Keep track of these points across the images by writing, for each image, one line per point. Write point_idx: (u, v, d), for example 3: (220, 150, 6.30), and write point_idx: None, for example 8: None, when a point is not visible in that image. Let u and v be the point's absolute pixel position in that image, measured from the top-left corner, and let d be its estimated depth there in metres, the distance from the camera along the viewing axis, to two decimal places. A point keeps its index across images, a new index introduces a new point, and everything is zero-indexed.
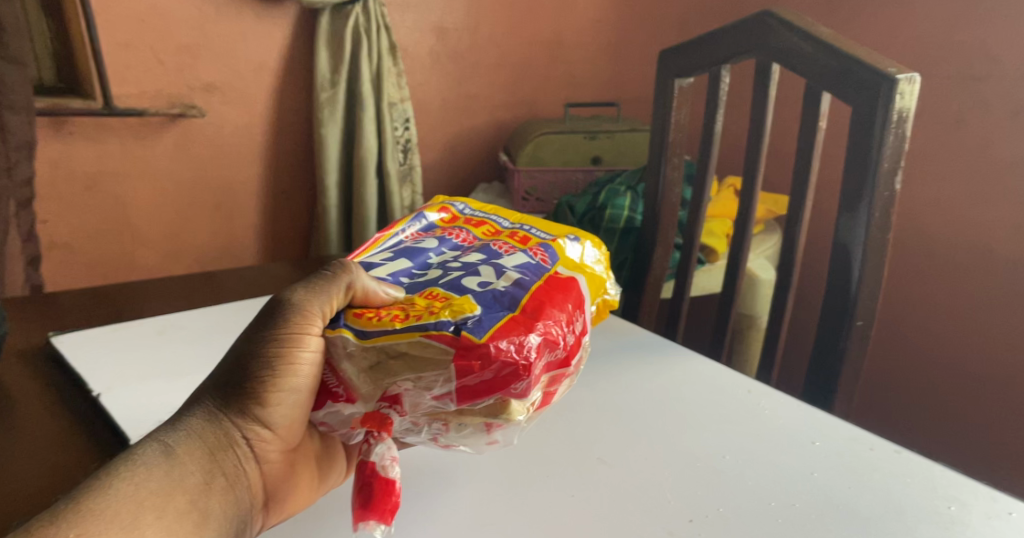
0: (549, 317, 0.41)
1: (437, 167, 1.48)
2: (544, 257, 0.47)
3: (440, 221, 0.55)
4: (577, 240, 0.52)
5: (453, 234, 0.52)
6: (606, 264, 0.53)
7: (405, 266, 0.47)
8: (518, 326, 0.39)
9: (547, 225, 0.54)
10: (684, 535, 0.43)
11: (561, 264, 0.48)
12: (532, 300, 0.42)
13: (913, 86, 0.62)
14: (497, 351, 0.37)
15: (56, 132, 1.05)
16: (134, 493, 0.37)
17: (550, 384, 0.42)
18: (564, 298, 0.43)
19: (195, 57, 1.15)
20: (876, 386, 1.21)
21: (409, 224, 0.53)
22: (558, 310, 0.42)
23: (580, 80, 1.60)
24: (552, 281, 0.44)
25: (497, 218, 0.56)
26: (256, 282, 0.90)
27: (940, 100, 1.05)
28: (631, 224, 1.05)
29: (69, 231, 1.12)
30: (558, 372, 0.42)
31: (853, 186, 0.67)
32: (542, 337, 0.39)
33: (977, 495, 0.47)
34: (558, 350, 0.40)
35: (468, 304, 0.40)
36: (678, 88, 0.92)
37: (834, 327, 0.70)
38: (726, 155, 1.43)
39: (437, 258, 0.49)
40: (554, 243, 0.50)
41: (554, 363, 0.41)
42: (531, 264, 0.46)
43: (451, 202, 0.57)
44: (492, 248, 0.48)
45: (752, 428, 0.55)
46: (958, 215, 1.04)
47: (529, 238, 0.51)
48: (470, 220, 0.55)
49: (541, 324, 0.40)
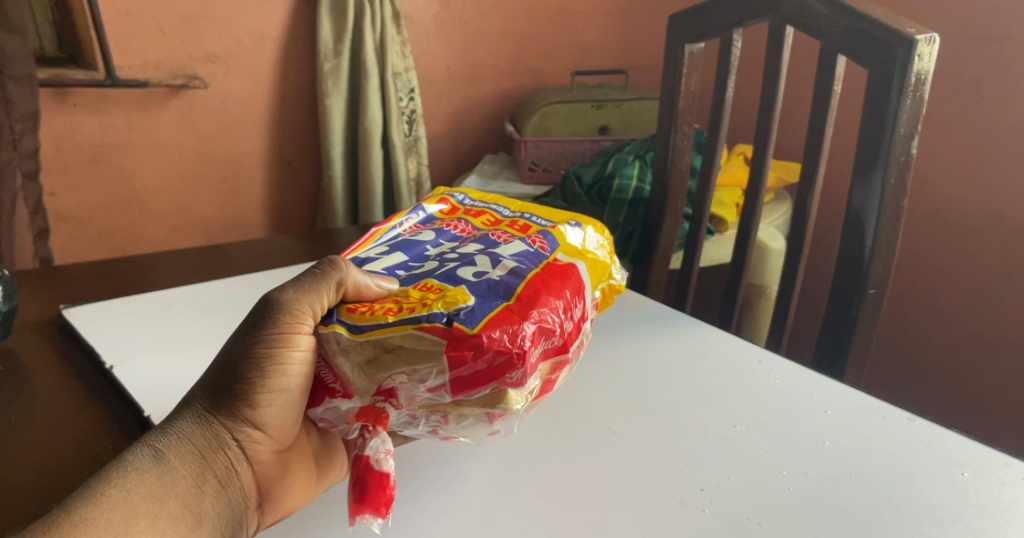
0: (545, 305, 0.40)
1: (442, 138, 1.47)
2: (542, 245, 0.46)
3: (439, 213, 0.54)
4: (578, 225, 0.50)
5: (452, 226, 0.52)
6: (607, 249, 0.52)
7: (400, 259, 0.47)
8: (512, 315, 0.39)
9: (548, 212, 0.53)
10: (695, 504, 0.43)
11: (560, 251, 0.47)
12: (528, 288, 0.41)
13: (932, 47, 0.61)
14: (490, 340, 0.37)
15: (61, 103, 1.05)
16: (126, 500, 0.37)
17: (551, 369, 0.41)
18: (562, 285, 0.42)
19: (196, 26, 1.13)
20: (888, 354, 1.21)
21: (407, 217, 0.52)
22: (554, 297, 0.41)
23: (588, 47, 1.57)
24: (550, 269, 0.44)
25: (497, 207, 0.55)
26: (261, 254, 0.90)
27: (958, 63, 1.02)
28: (639, 194, 1.04)
29: (77, 203, 1.12)
30: (557, 358, 0.41)
31: (868, 152, 0.66)
32: (537, 326, 0.39)
33: (996, 464, 0.47)
34: (554, 338, 0.40)
35: (462, 295, 0.39)
36: (688, 54, 0.90)
37: (847, 294, 0.69)
38: (736, 124, 1.41)
39: (434, 250, 0.48)
40: (554, 230, 0.49)
41: (552, 350, 0.40)
42: (528, 252, 0.45)
43: (450, 193, 0.57)
44: (491, 238, 0.48)
45: (763, 395, 0.55)
46: (973, 182, 1.03)
47: (529, 226, 0.50)
48: (469, 211, 0.54)
49: (537, 312, 0.39)
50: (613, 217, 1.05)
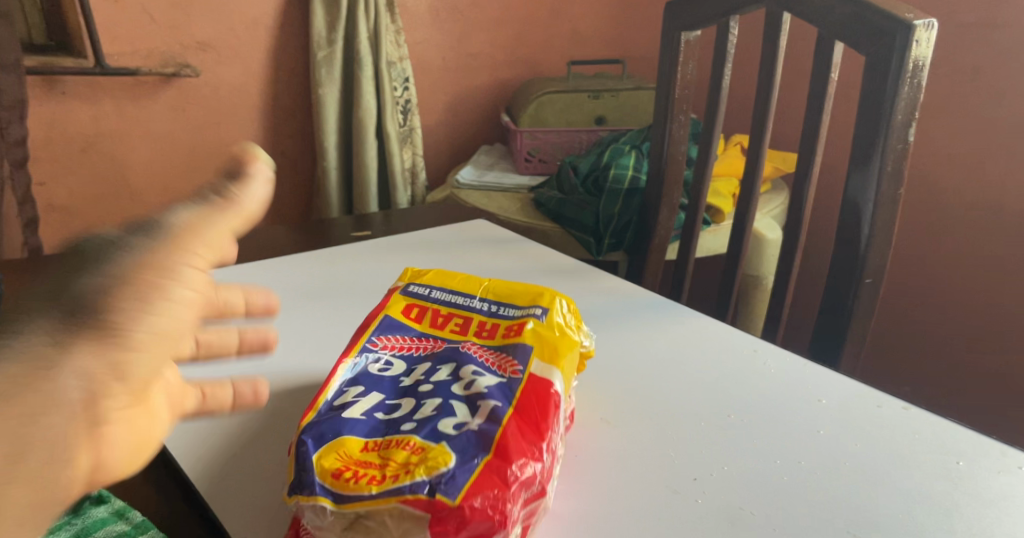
0: (528, 456, 0.35)
1: (438, 129, 1.45)
2: (515, 370, 0.41)
3: (406, 317, 0.48)
4: (547, 309, 0.46)
5: (423, 344, 0.45)
6: (578, 322, 0.48)
7: (377, 400, 0.39)
8: (494, 479, 0.33)
9: (515, 298, 0.49)
10: (687, 493, 0.43)
11: (537, 360, 0.42)
12: (507, 437, 0.36)
13: (931, 32, 0.60)
14: (473, 512, 0.31)
15: (50, 91, 1.03)
16: None
17: (533, 516, 0.36)
18: (543, 429, 0.37)
19: (187, 13, 1.11)
20: (885, 344, 1.21)
21: (374, 334, 0.45)
22: (537, 447, 0.36)
23: (584, 36, 1.56)
24: (527, 406, 0.38)
25: (465, 299, 0.49)
26: (254, 244, 0.89)
27: (956, 51, 1.02)
28: (635, 184, 1.03)
29: (67, 193, 1.11)
30: (539, 499, 0.36)
31: (866, 140, 0.65)
32: (519, 485, 0.34)
33: (991, 452, 0.47)
34: (534, 486, 0.35)
35: (443, 455, 0.33)
36: (684, 41, 0.89)
37: (844, 283, 0.68)
38: (733, 114, 1.40)
39: (408, 379, 0.42)
40: (528, 332, 0.44)
41: (532, 498, 0.35)
42: (503, 384, 0.40)
43: (409, 290, 0.50)
44: (469, 358, 0.43)
45: (758, 385, 0.55)
46: (971, 170, 1.02)
47: (507, 330, 0.46)
48: (439, 311, 0.49)
49: (519, 459, 0.34)
50: (608, 207, 1.03)
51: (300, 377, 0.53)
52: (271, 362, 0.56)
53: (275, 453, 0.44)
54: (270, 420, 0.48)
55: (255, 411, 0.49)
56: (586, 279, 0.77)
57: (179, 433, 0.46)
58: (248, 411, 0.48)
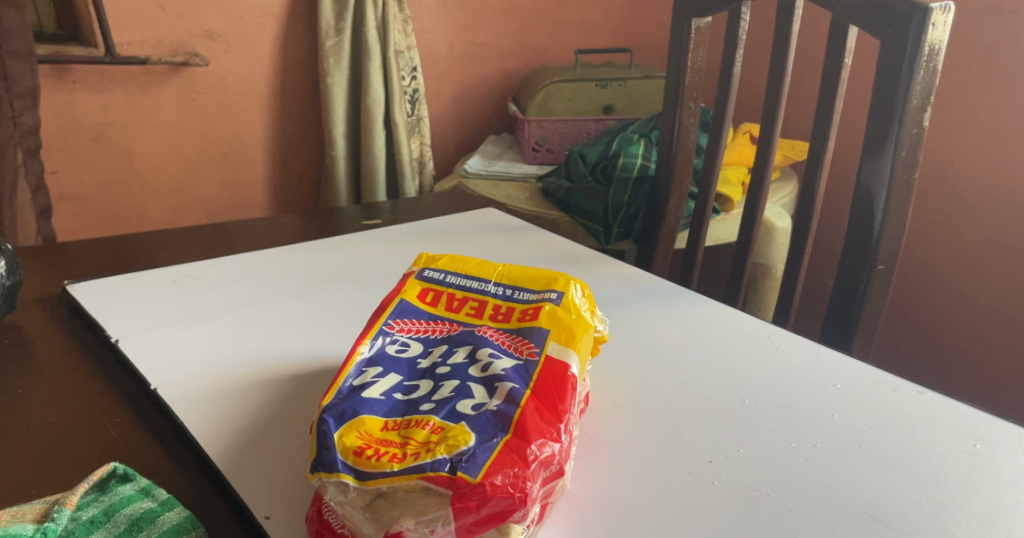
0: (545, 433, 0.35)
1: (445, 118, 1.45)
2: (531, 351, 0.42)
3: (422, 302, 0.48)
4: (562, 293, 0.46)
5: (439, 327, 0.46)
6: (593, 305, 0.48)
7: (395, 381, 0.39)
8: (512, 457, 0.33)
9: (531, 283, 0.49)
10: (705, 475, 0.43)
11: (552, 342, 0.42)
12: (524, 416, 0.36)
13: (947, 15, 0.59)
14: (494, 487, 0.31)
15: (60, 80, 1.04)
16: None
17: (551, 495, 0.37)
18: (558, 408, 0.37)
19: (195, 3, 1.11)
20: (896, 332, 1.21)
21: (393, 316, 0.46)
22: (553, 426, 0.36)
23: (593, 25, 1.55)
24: (542, 386, 0.39)
25: (479, 284, 0.49)
26: (264, 232, 0.90)
27: (970, 38, 1.01)
28: (644, 172, 1.03)
29: (78, 182, 1.11)
30: (557, 478, 0.36)
31: (880, 125, 0.64)
32: (537, 462, 0.34)
33: (1006, 435, 0.47)
34: (552, 465, 0.35)
35: (463, 434, 0.34)
36: (695, 28, 0.88)
37: (857, 269, 0.68)
38: (744, 102, 1.40)
39: (425, 361, 0.42)
40: (545, 317, 0.44)
41: (549, 477, 0.36)
42: (520, 367, 0.40)
43: (426, 275, 0.50)
44: (486, 340, 0.43)
45: (770, 369, 0.55)
46: (984, 157, 1.02)
47: (523, 315, 0.46)
48: (454, 295, 0.49)
49: (537, 439, 0.35)
50: (617, 195, 1.03)
51: (315, 361, 0.54)
52: (284, 347, 0.56)
53: (292, 435, 0.44)
54: (286, 403, 0.48)
55: (272, 394, 0.49)
56: (597, 267, 0.77)
57: (197, 416, 0.46)
58: (264, 395, 0.49)
